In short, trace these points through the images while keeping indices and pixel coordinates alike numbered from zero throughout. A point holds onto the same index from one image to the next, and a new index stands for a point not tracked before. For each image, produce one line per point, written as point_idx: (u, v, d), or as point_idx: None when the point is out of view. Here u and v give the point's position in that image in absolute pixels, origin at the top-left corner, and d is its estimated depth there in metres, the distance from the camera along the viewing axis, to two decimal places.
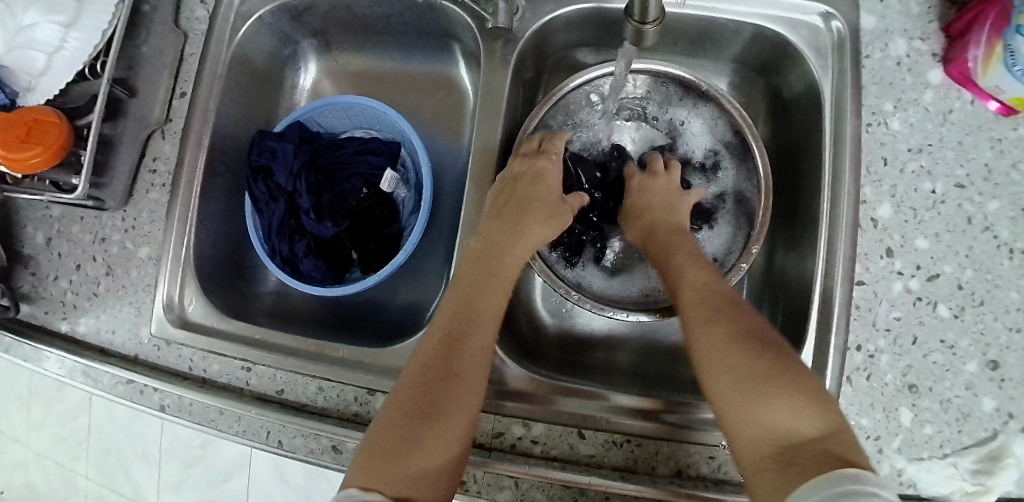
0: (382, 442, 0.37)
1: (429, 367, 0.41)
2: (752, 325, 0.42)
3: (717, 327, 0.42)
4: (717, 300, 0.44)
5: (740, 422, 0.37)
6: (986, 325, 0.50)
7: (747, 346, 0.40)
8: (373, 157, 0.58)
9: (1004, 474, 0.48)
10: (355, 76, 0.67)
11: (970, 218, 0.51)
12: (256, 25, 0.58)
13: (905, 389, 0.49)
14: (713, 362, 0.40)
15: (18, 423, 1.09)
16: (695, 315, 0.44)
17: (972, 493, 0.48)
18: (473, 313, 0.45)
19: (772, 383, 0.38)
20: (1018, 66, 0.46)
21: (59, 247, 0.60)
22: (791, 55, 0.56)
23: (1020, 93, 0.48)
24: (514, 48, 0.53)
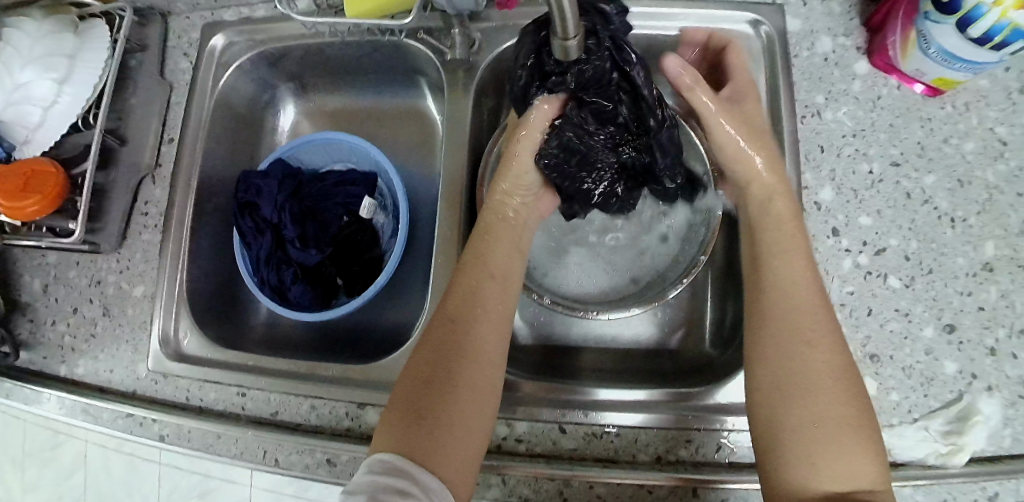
0: (404, 414, 0.41)
1: (444, 352, 0.44)
2: (847, 357, 0.42)
3: (815, 351, 0.42)
4: (822, 314, 0.43)
5: (802, 447, 0.39)
6: (938, 291, 0.53)
7: (837, 383, 0.41)
8: (351, 187, 0.59)
9: (973, 432, 0.50)
10: (332, 115, 0.70)
11: (909, 192, 0.54)
12: (235, 73, 0.62)
13: (867, 359, 0.52)
14: (807, 396, 0.41)
15: (13, 487, 1.07)
16: (791, 328, 0.43)
17: (946, 454, 0.50)
18: (480, 293, 0.47)
19: (850, 428, 0.39)
20: (934, 49, 0.50)
21: (57, 292, 0.63)
22: (728, 61, 0.61)
23: (940, 74, 0.52)
24: (474, 75, 0.56)
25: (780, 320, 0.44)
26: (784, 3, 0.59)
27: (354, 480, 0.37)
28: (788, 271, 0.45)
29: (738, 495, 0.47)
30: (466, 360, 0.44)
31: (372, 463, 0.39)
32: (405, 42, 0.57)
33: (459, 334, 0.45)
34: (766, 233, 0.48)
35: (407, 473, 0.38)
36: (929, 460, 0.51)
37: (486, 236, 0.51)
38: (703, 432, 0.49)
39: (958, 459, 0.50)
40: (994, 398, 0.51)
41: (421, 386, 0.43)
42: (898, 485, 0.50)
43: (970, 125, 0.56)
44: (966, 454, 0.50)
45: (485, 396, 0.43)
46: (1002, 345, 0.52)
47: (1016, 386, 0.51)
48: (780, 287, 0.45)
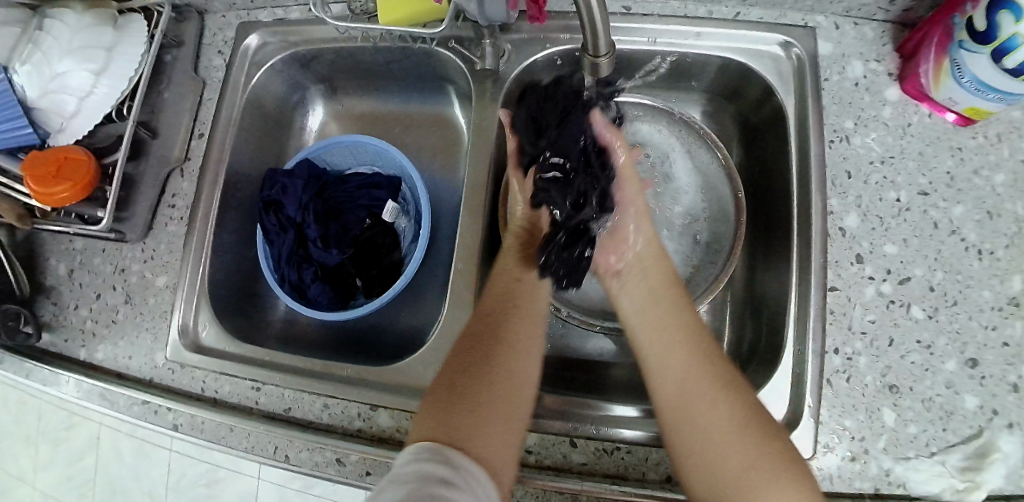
0: (442, 400, 0.41)
1: (478, 345, 0.46)
2: (744, 396, 0.43)
3: (709, 393, 0.43)
4: (708, 361, 0.46)
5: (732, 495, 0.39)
6: (962, 324, 0.52)
7: (743, 422, 0.41)
8: (375, 191, 0.60)
9: (991, 469, 0.49)
10: (360, 118, 0.70)
11: (936, 222, 0.54)
12: (267, 72, 0.63)
13: (886, 389, 0.51)
14: (726, 441, 0.41)
15: (24, 463, 1.09)
16: (680, 382, 0.45)
17: (963, 491, 0.49)
18: (513, 297, 0.50)
19: (771, 462, 0.39)
20: (967, 78, 0.49)
21: (81, 278, 0.64)
22: (756, 82, 0.61)
23: (971, 104, 0.51)
24: (503, 86, 0.57)
25: (670, 380, 0.45)
26: (817, 26, 0.59)
27: (396, 467, 0.36)
28: (665, 326, 0.49)
29: None
30: (500, 351, 0.45)
31: (414, 447, 0.38)
32: (435, 49, 0.58)
33: (497, 333, 0.47)
34: (652, 293, 0.51)
35: (450, 460, 0.36)
36: (946, 496, 0.49)
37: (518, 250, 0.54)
38: None
39: (975, 496, 0.49)
40: (1014, 436, 0.50)
41: (460, 375, 0.43)
42: None
43: (1002, 157, 0.55)
44: (983, 493, 0.49)
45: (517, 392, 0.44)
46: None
47: None
48: (661, 345, 0.48)
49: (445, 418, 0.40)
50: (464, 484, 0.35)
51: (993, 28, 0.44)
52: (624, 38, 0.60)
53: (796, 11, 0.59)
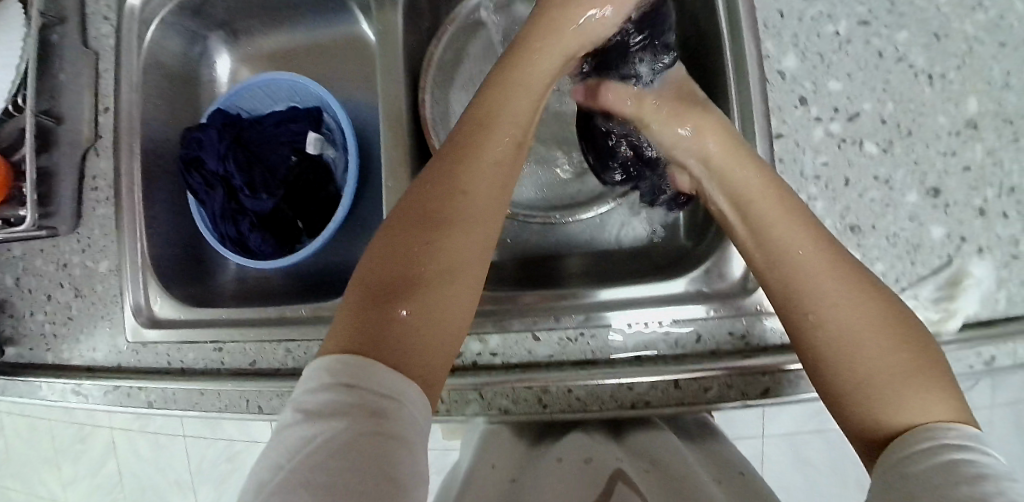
0: (384, 285, 0.39)
1: (431, 221, 0.41)
2: (876, 295, 0.39)
3: (835, 296, 0.39)
4: (831, 261, 0.41)
5: (866, 408, 0.37)
6: (919, 154, 0.50)
7: (879, 327, 0.38)
8: (293, 125, 0.57)
9: (964, 296, 0.49)
10: (271, 57, 0.67)
11: (881, 52, 0.50)
12: (160, 27, 0.59)
13: (847, 231, 0.49)
14: (850, 352, 0.38)
15: (50, 482, 1.11)
16: (804, 296, 0.40)
17: (938, 322, 0.50)
18: (478, 167, 0.44)
19: (915, 367, 0.36)
20: None
21: (28, 283, 0.62)
22: None
23: None
24: None
25: (793, 291, 0.41)
26: None
27: (311, 398, 0.34)
28: (779, 235, 0.43)
29: (722, 379, 0.46)
30: (452, 233, 0.41)
31: (334, 363, 0.35)
32: None
33: (457, 207, 0.42)
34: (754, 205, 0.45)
35: (377, 386, 0.34)
36: (922, 329, 0.50)
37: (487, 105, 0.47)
38: (679, 324, 0.47)
39: (951, 325, 0.49)
40: (986, 259, 0.50)
41: (404, 255, 0.40)
42: None
43: None
44: (958, 320, 0.49)
45: (466, 281, 0.40)
46: (990, 206, 0.50)
47: (1007, 246, 0.49)
48: (778, 260, 0.42)
49: (376, 323, 0.37)
50: (397, 415, 0.34)
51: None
52: None
53: None
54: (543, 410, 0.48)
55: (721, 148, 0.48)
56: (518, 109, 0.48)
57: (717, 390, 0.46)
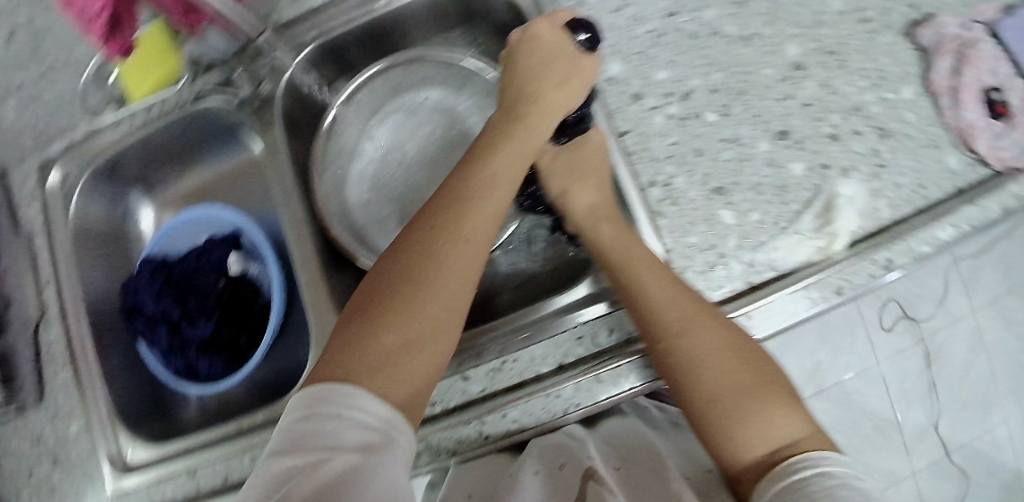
0: (367, 317, 0.42)
1: (416, 266, 0.44)
2: (728, 329, 0.47)
3: (698, 332, 0.47)
4: (691, 300, 0.48)
5: (719, 429, 0.45)
6: (759, 107, 0.55)
7: (732, 357, 0.46)
8: (213, 253, 0.62)
9: (843, 215, 0.54)
10: (184, 199, 0.72)
11: (694, 33, 0.56)
12: (81, 198, 0.65)
13: (713, 194, 0.53)
14: (702, 377, 0.46)
15: None
16: (673, 329, 0.47)
17: (826, 247, 0.53)
18: (466, 215, 0.47)
19: (760, 389, 0.45)
20: None
21: (7, 466, 0.64)
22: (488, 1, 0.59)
23: None
24: (274, 105, 0.58)
25: (664, 327, 0.47)
26: None
27: (286, 428, 0.37)
28: (643, 282, 0.49)
29: (637, 363, 0.51)
30: (437, 277, 0.44)
31: (310, 391, 0.39)
32: (202, 105, 0.59)
33: (447, 250, 0.45)
34: (613, 252, 0.52)
35: (357, 413, 0.37)
36: (815, 258, 0.53)
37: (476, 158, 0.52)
38: (586, 326, 0.54)
39: (839, 244, 0.53)
40: (850, 178, 0.55)
41: (392, 295, 0.43)
42: (790, 293, 0.52)
43: None
44: (843, 238, 0.53)
45: (452, 320, 0.44)
46: (840, 129, 0.56)
47: (870, 160, 0.56)
48: (643, 300, 0.49)
49: (369, 355, 0.40)
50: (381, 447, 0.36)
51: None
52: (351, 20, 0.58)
53: None
54: (486, 441, 0.52)
55: (586, 208, 0.56)
56: (510, 157, 0.52)
57: (636, 374, 0.51)
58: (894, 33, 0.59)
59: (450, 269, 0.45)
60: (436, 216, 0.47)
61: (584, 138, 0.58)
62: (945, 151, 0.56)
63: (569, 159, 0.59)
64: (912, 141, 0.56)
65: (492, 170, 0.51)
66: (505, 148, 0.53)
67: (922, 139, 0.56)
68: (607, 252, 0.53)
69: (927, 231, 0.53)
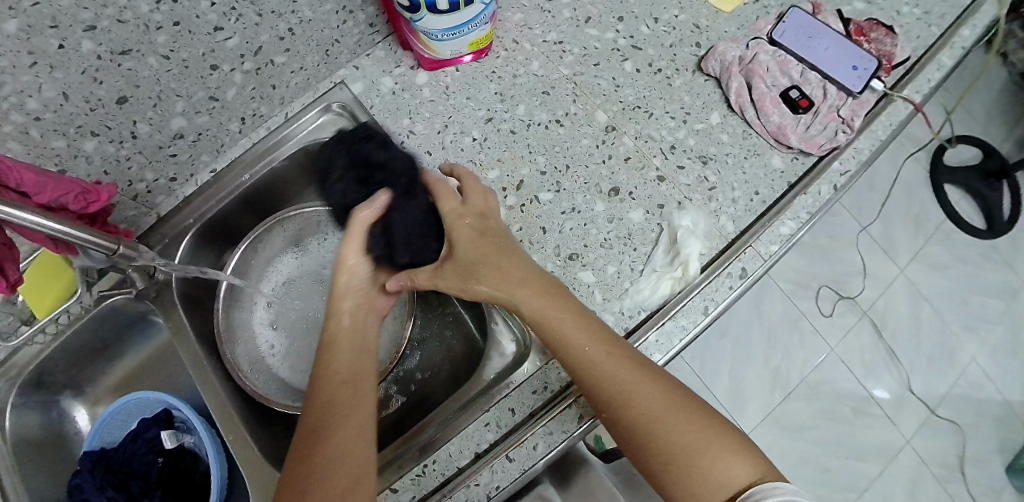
0: None
1: (304, 457, 0.45)
2: (665, 385, 0.50)
3: (644, 395, 0.48)
4: (627, 364, 0.50)
5: (686, 485, 0.46)
6: (587, 174, 0.61)
7: (680, 412, 0.48)
8: (146, 433, 0.65)
9: (686, 246, 0.59)
10: (119, 387, 0.74)
11: (513, 128, 0.62)
12: (14, 412, 0.65)
13: (569, 260, 0.59)
14: (658, 435, 0.47)
15: None
16: (620, 391, 0.49)
17: (682, 275, 0.59)
18: (332, 397, 0.48)
19: (711, 437, 0.47)
20: (442, 36, 0.59)
21: None
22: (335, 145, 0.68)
23: (464, 44, 0.62)
24: (172, 288, 0.66)
25: (611, 396, 0.49)
26: (344, 77, 0.67)
27: None
28: (584, 351, 0.50)
29: (542, 433, 0.54)
30: (321, 455, 0.44)
31: None
32: (105, 304, 0.64)
33: (321, 435, 0.46)
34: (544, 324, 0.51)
35: None
36: (675, 289, 0.59)
37: (330, 346, 0.53)
38: (492, 411, 0.55)
39: (691, 269, 0.59)
40: (685, 210, 0.61)
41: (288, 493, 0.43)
42: (659, 329, 0.57)
43: (526, 53, 0.66)
44: (694, 262, 0.59)
45: (355, 480, 0.43)
46: (664, 170, 0.63)
47: (694, 191, 0.62)
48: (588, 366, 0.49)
49: None
50: None
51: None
52: (222, 195, 0.67)
53: (323, 79, 0.67)
54: None
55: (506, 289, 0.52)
56: (354, 341, 0.54)
57: (546, 444, 0.53)
58: (686, 75, 0.67)
59: (338, 449, 0.45)
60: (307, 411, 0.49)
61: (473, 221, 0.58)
62: (769, 153, 0.65)
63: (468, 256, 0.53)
64: (733, 156, 0.65)
65: (338, 357, 0.52)
66: (342, 344, 0.53)
67: (742, 151, 0.65)
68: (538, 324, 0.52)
69: (770, 229, 0.61)
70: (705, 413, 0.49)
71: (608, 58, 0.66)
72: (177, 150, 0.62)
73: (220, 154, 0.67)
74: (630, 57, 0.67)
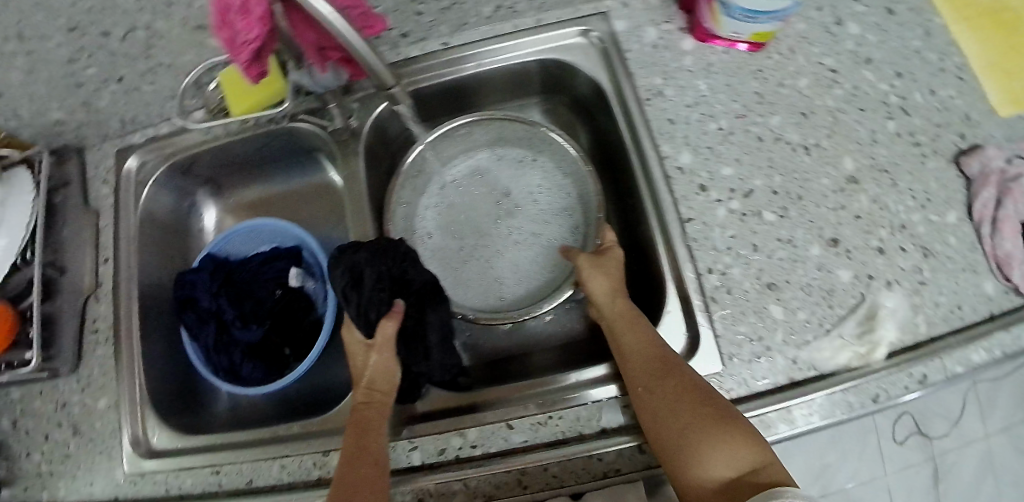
0: None
1: None
2: (697, 379, 0.49)
3: (673, 380, 0.49)
4: (667, 355, 0.51)
5: (693, 459, 0.45)
6: (813, 214, 0.58)
7: (708, 402, 0.47)
8: (277, 263, 0.65)
9: (884, 326, 0.56)
10: (254, 206, 0.75)
11: (761, 136, 0.59)
12: (153, 186, 0.68)
13: (766, 289, 0.57)
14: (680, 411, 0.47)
15: None
16: (651, 373, 0.50)
17: (865, 353, 0.56)
18: (357, 480, 0.47)
19: (728, 426, 0.46)
20: (736, 12, 0.55)
21: (24, 425, 0.65)
22: (574, 72, 0.63)
23: (752, 30, 0.57)
24: (360, 139, 0.62)
25: (646, 372, 0.50)
26: (608, 9, 0.61)
27: None
28: (632, 336, 0.53)
29: None
30: None
31: None
32: (291, 126, 0.63)
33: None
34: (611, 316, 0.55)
35: None
36: (853, 363, 0.56)
37: (358, 428, 0.51)
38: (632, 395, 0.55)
39: (878, 353, 0.56)
40: (893, 291, 0.57)
41: None
42: (828, 394, 0.55)
43: (799, 65, 0.61)
44: (883, 348, 0.56)
45: None
46: (887, 244, 0.58)
47: (910, 276, 0.58)
48: (632, 353, 0.52)
49: None
50: None
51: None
52: (445, 72, 0.63)
53: (586, 2, 0.61)
54: (524, 490, 0.52)
55: (602, 287, 0.57)
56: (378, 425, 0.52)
57: None
58: (941, 162, 0.60)
59: None
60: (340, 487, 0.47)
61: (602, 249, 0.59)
62: (982, 277, 0.58)
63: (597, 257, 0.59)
64: (952, 263, 0.58)
65: (363, 436, 0.51)
66: (369, 424, 0.52)
67: (964, 262, 0.58)
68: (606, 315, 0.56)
69: (964, 351, 0.56)
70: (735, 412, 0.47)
71: (874, 107, 0.60)
72: (427, 9, 0.58)
73: (458, 32, 0.62)
74: (896, 117, 0.60)
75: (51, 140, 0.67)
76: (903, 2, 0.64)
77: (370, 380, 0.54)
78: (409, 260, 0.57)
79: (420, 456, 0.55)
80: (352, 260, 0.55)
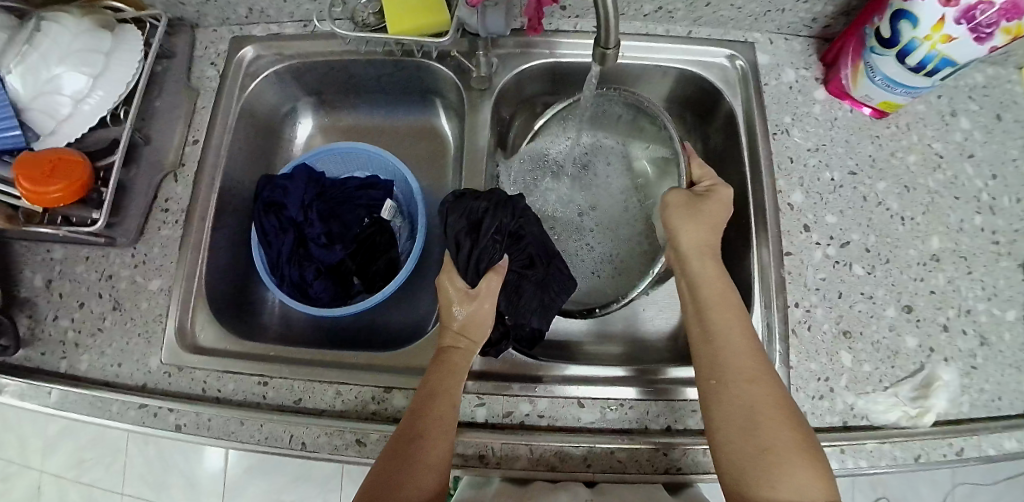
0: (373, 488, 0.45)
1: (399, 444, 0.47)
2: (780, 390, 0.47)
3: (758, 385, 0.46)
4: (756, 353, 0.48)
5: (761, 471, 0.43)
6: (896, 278, 0.61)
7: (782, 413, 0.45)
8: (372, 191, 0.65)
9: (937, 397, 0.57)
10: (348, 131, 0.75)
11: (866, 196, 0.63)
12: (263, 82, 0.67)
13: (841, 335, 0.59)
14: (755, 417, 0.45)
15: (9, 453, 1.01)
16: (735, 368, 0.47)
17: (915, 416, 0.57)
18: (428, 416, 0.48)
19: (803, 448, 0.44)
20: (877, 77, 0.59)
21: (61, 287, 0.61)
22: (709, 90, 0.68)
23: (884, 98, 0.61)
24: (492, 93, 0.63)
25: (729, 368, 0.47)
26: (755, 41, 0.67)
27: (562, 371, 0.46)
28: (723, 319, 0.50)
29: None
30: (417, 463, 0.46)
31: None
32: (426, 62, 0.63)
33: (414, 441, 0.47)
34: (701, 285, 0.52)
35: None
36: (902, 423, 0.57)
37: (439, 370, 0.51)
38: None
39: (927, 419, 0.57)
40: (951, 367, 0.58)
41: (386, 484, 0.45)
42: (878, 443, 0.56)
43: (911, 141, 0.65)
44: (932, 415, 0.57)
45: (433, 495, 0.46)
46: (952, 323, 0.60)
47: (966, 357, 0.59)
48: (720, 340, 0.49)
49: None
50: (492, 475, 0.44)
51: (895, 34, 0.54)
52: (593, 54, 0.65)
53: (737, 29, 0.67)
54: (587, 470, 0.52)
55: (694, 243, 0.54)
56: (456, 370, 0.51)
57: None
58: (1011, 264, 0.62)
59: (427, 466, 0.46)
60: (412, 419, 0.48)
61: (701, 200, 0.56)
62: None
63: (688, 203, 0.56)
64: (1006, 355, 0.59)
65: (440, 375, 0.51)
66: (449, 366, 0.51)
67: (1013, 358, 0.59)
68: (695, 284, 0.53)
69: (998, 436, 0.57)
70: (811, 436, 0.45)
71: (965, 199, 0.63)
72: None
73: None
74: (983, 214, 0.63)
75: (170, 10, 0.65)
76: (1012, 111, 0.66)
77: (465, 324, 0.54)
78: (526, 219, 0.58)
79: (485, 414, 0.54)
80: (469, 206, 0.56)
